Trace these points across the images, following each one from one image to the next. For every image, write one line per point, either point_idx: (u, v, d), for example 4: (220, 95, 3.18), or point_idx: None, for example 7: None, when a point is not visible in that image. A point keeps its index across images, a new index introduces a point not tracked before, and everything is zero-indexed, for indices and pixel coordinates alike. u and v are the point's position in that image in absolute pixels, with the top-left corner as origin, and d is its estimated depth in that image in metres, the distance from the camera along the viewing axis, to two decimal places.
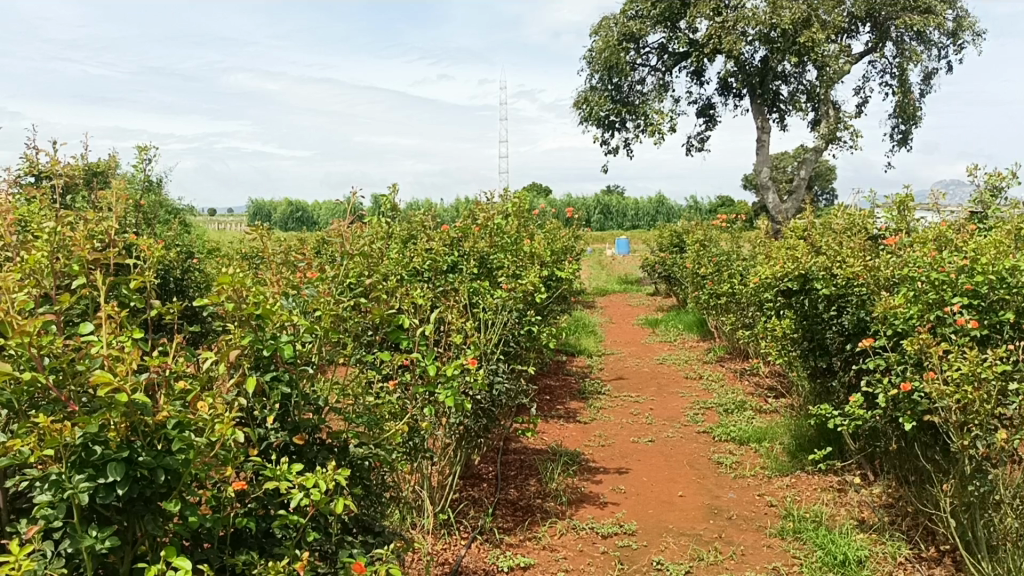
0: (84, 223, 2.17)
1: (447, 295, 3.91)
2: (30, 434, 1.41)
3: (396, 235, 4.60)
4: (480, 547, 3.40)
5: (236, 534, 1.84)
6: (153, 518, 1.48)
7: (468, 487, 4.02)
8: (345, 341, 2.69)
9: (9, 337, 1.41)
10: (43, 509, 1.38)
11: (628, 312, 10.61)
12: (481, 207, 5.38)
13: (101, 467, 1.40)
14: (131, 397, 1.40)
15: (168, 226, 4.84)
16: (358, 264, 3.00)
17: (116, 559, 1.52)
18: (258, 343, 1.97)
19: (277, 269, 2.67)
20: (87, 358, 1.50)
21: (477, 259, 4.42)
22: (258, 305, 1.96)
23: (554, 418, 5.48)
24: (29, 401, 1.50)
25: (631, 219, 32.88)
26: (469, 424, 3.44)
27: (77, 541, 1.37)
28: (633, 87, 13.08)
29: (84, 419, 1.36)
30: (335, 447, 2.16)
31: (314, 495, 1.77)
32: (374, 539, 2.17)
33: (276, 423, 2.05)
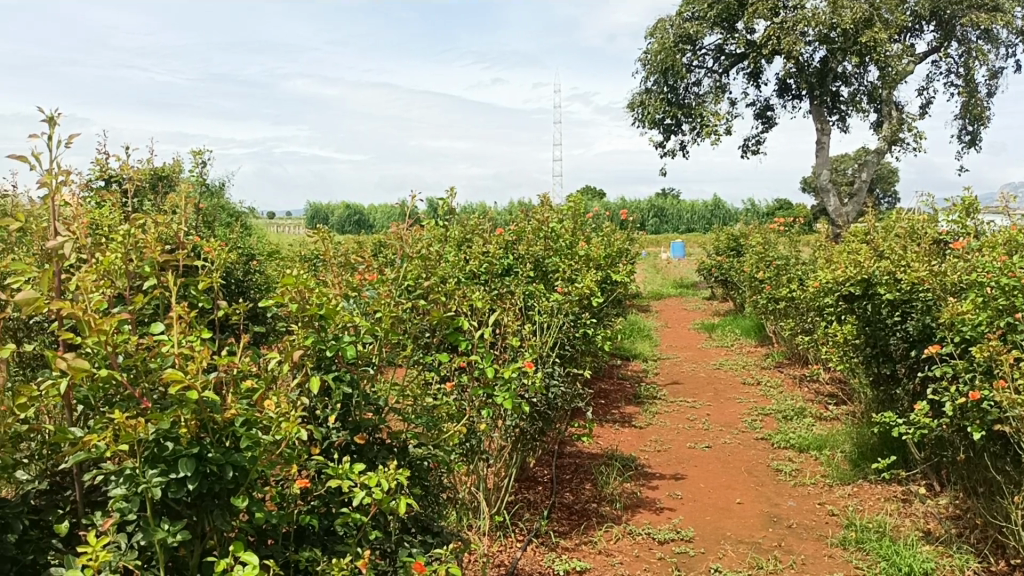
0: (155, 226, 2.23)
1: (503, 297, 3.92)
2: (106, 429, 1.45)
3: (452, 237, 4.63)
4: (536, 550, 3.40)
5: (299, 531, 1.87)
6: (222, 513, 1.51)
7: (523, 490, 4.02)
8: (405, 342, 2.72)
9: (87, 335, 1.46)
10: (117, 503, 1.42)
11: (683, 316, 10.50)
12: (537, 210, 5.38)
13: (172, 463, 1.43)
14: (201, 394, 1.43)
15: (229, 229, 4.95)
16: (416, 267, 3.03)
17: (185, 553, 1.55)
18: (321, 343, 1.99)
19: (336, 271, 2.70)
20: (159, 356, 1.54)
21: (533, 262, 4.42)
22: (321, 306, 1.99)
23: (609, 422, 5.45)
24: (104, 397, 1.55)
25: (687, 223, 32.56)
26: (525, 427, 3.46)
27: (150, 534, 1.41)
28: (689, 90, 12.95)
29: (157, 416, 1.40)
30: (395, 447, 2.19)
31: (376, 494, 1.78)
32: (433, 539, 2.19)
33: (337, 422, 2.08)
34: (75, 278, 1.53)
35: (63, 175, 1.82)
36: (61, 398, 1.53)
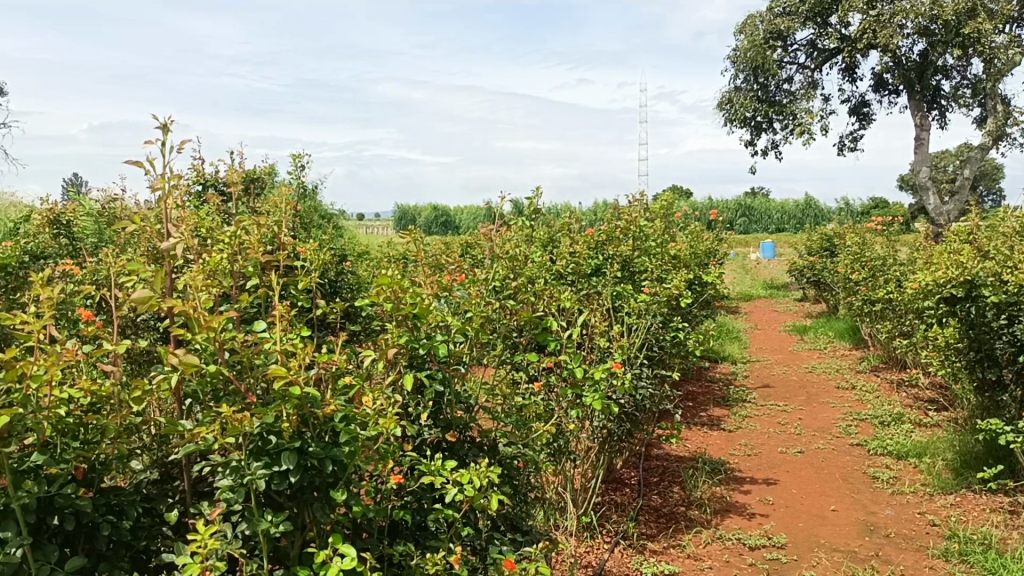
0: (257, 228, 2.32)
1: (591, 298, 3.92)
2: (214, 422, 1.51)
3: (539, 238, 4.65)
4: (624, 551, 3.39)
5: (392, 526, 1.91)
6: (321, 506, 1.56)
7: (610, 492, 4.00)
8: (495, 341, 2.75)
9: (197, 332, 1.53)
10: (224, 493, 1.48)
11: (774, 318, 10.25)
12: (624, 210, 5.35)
13: (275, 456, 1.48)
14: (303, 390, 1.48)
15: (322, 230, 5.09)
16: (505, 268, 3.06)
17: (286, 543, 1.60)
18: (414, 342, 2.03)
19: (427, 271, 2.75)
20: (263, 353, 1.60)
21: (620, 263, 4.40)
22: (415, 305, 2.03)
23: (698, 425, 5.38)
24: (212, 392, 1.61)
25: (777, 223, 31.82)
26: (613, 428, 3.44)
27: (254, 524, 1.46)
28: (780, 87, 12.66)
29: (262, 410, 1.46)
30: (485, 446, 2.21)
31: (468, 492, 1.81)
32: (522, 537, 2.20)
33: (429, 420, 2.12)
34: (186, 277, 1.61)
35: (175, 180, 1.91)
36: (172, 391, 1.60)
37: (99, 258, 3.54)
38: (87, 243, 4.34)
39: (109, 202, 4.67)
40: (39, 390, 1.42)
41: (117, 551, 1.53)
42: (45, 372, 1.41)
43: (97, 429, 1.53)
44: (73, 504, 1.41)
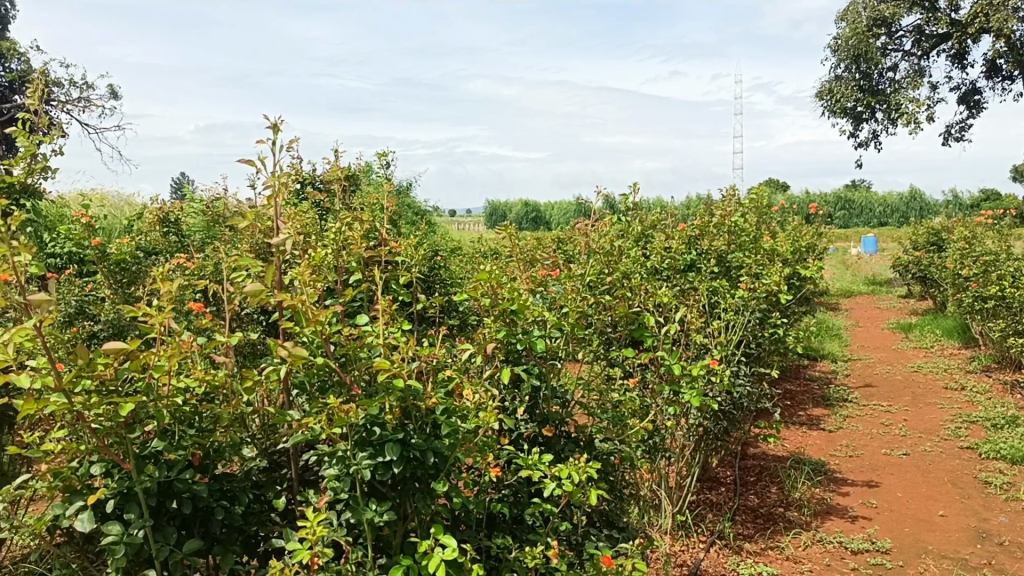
0: (358, 223, 2.37)
1: (686, 294, 3.87)
2: (321, 413, 1.56)
3: (633, 232, 4.61)
4: (720, 552, 3.33)
5: (490, 518, 1.92)
6: (423, 497, 1.59)
7: (706, 490, 3.94)
8: (590, 337, 2.75)
9: (305, 326, 1.58)
10: (330, 482, 1.53)
11: (876, 315, 9.89)
12: (719, 205, 5.25)
13: (380, 447, 1.52)
14: (406, 382, 1.51)
15: (416, 226, 5.17)
16: (600, 264, 3.06)
17: (389, 532, 1.64)
18: (512, 337, 2.05)
19: (522, 265, 2.76)
20: (366, 346, 1.64)
21: (717, 258, 4.32)
22: (512, 300, 2.06)
23: (796, 424, 5.25)
24: (318, 384, 1.67)
25: (879, 216, 30.71)
26: (709, 426, 3.37)
27: (359, 512, 1.50)
28: (884, 75, 12.19)
29: (367, 402, 1.50)
30: (581, 441, 2.20)
31: (566, 487, 1.80)
32: (619, 534, 2.19)
33: (525, 414, 2.14)
34: (294, 272, 1.66)
35: (285, 178, 1.98)
36: (281, 382, 1.66)
37: (206, 253, 3.68)
38: (195, 239, 4.53)
39: (214, 200, 4.85)
40: (159, 379, 1.49)
41: (230, 535, 1.59)
42: (165, 363, 1.48)
43: (211, 417, 1.60)
44: (190, 489, 1.48)
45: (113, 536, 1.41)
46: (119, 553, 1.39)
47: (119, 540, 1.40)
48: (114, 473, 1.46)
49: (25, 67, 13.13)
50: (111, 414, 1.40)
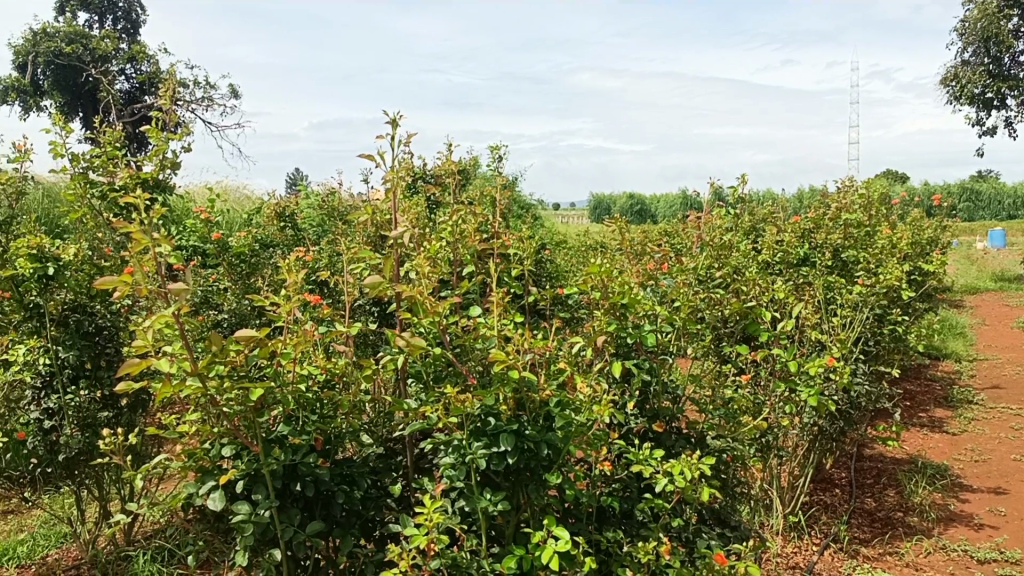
0: (468, 217, 2.41)
1: (801, 289, 3.76)
2: (437, 402, 1.59)
3: (744, 226, 4.52)
4: (835, 555, 3.23)
5: (600, 512, 1.92)
6: (536, 487, 1.60)
7: (819, 492, 3.84)
8: (702, 333, 2.70)
9: (422, 317, 1.62)
10: (446, 470, 1.56)
11: (1006, 313, 9.35)
12: (835, 197, 5.08)
13: (494, 437, 1.54)
14: (520, 373, 1.52)
15: (523, 219, 5.20)
16: (711, 257, 3.01)
17: (502, 522, 1.66)
18: (623, 331, 2.04)
19: (631, 258, 2.75)
20: (481, 338, 1.67)
21: (832, 252, 4.16)
22: (624, 295, 2.02)
23: (916, 426, 5.03)
24: (434, 373, 1.71)
25: (1008, 209, 29.00)
26: (825, 426, 3.27)
27: (474, 501, 1.52)
28: (1016, 59, 11.50)
29: (482, 393, 1.52)
30: (693, 438, 2.17)
31: (679, 483, 1.78)
32: (731, 533, 2.14)
33: (636, 409, 2.13)
34: (412, 265, 1.71)
35: (401, 171, 2.03)
36: (398, 371, 1.71)
37: (322, 246, 3.81)
38: (311, 232, 4.70)
39: (329, 195, 5.03)
40: (285, 366, 1.56)
41: (349, 519, 1.64)
42: (291, 350, 1.55)
43: (332, 405, 1.66)
44: (313, 472, 1.53)
45: (242, 514, 1.47)
46: (247, 531, 1.46)
47: (247, 519, 1.47)
48: (243, 454, 1.53)
49: (152, 69, 13.83)
50: (241, 398, 1.47)
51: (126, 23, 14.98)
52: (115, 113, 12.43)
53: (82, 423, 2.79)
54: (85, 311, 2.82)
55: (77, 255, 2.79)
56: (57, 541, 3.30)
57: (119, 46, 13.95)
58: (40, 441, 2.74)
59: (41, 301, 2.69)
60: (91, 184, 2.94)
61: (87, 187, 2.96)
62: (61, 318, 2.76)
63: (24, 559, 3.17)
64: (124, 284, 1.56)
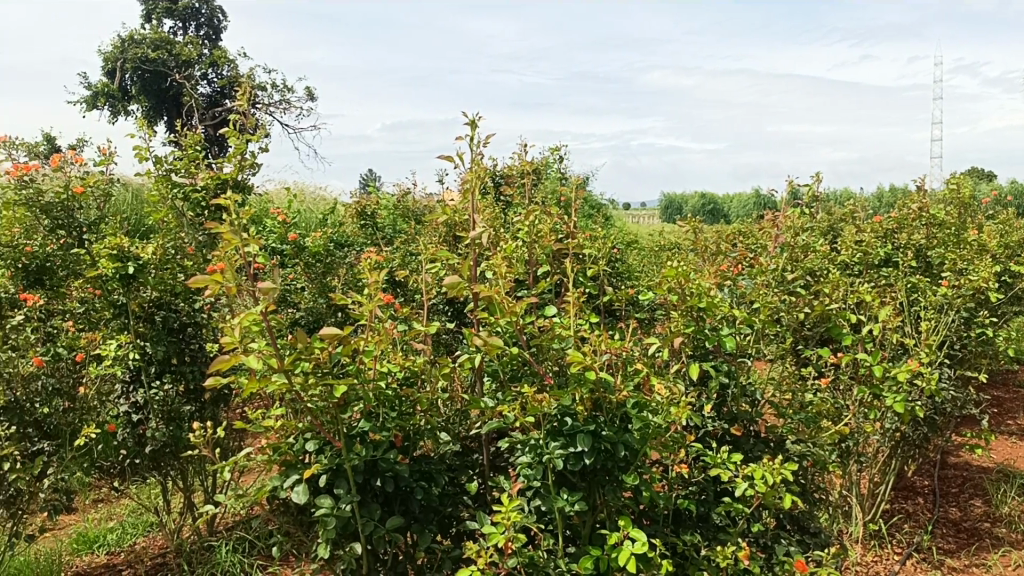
0: (544, 219, 2.43)
1: (883, 291, 3.66)
2: (514, 402, 1.61)
3: (822, 226, 4.43)
4: (917, 565, 3.14)
5: (676, 514, 1.91)
6: (613, 488, 1.60)
7: (901, 500, 3.73)
8: (781, 335, 2.66)
9: (500, 317, 1.64)
10: (523, 470, 1.57)
11: None
12: (918, 195, 4.93)
13: (571, 438, 1.54)
14: (598, 374, 1.52)
15: (596, 219, 5.19)
16: (789, 258, 2.96)
17: (578, 522, 1.66)
18: (700, 332, 2.02)
19: (707, 259, 2.73)
20: (559, 338, 1.68)
21: (916, 252, 4.04)
22: (703, 297, 2.01)
23: (1005, 434, 4.84)
24: (511, 373, 1.72)
25: None
26: (907, 431, 3.15)
27: (552, 500, 1.53)
28: None
29: (559, 393, 1.53)
30: (772, 442, 2.13)
31: (759, 488, 1.75)
32: (811, 540, 2.10)
33: (713, 411, 2.11)
34: (490, 265, 1.73)
35: (479, 173, 2.06)
36: (475, 371, 1.73)
37: (398, 246, 3.87)
38: (387, 233, 4.79)
39: (404, 196, 5.11)
40: (366, 364, 1.60)
41: (427, 515, 1.66)
42: (372, 348, 1.59)
43: (411, 402, 1.69)
44: (392, 468, 1.56)
45: (324, 508, 1.50)
46: (330, 524, 1.49)
47: (330, 513, 1.50)
48: (325, 449, 1.56)
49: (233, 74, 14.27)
50: (325, 394, 1.51)
51: (209, 30, 15.50)
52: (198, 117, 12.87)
53: (166, 416, 2.88)
54: (170, 308, 2.93)
55: (158, 254, 2.88)
56: (143, 530, 3.43)
57: (202, 52, 14.43)
58: (129, 433, 2.84)
59: (126, 299, 2.79)
60: (175, 186, 3.06)
61: (169, 188, 3.06)
62: (147, 316, 2.87)
63: (113, 546, 3.31)
64: (215, 282, 1.61)
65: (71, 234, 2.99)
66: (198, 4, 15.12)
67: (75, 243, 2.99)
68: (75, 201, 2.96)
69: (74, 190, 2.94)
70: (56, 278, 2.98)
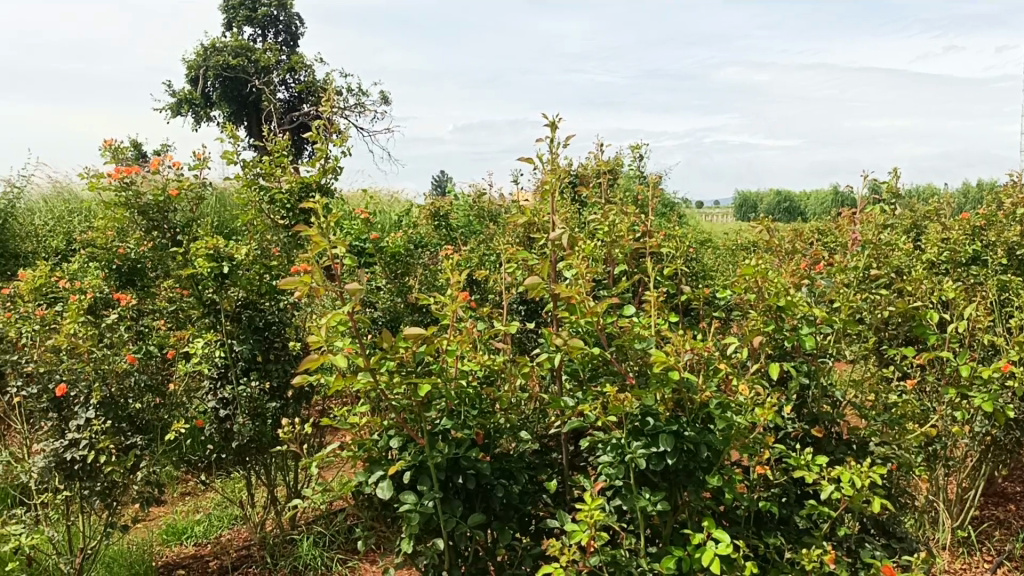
0: (621, 218, 2.43)
1: (972, 290, 3.54)
2: (596, 401, 1.62)
3: (906, 222, 4.31)
4: (1009, 574, 3.03)
5: (758, 517, 1.89)
6: (695, 488, 1.59)
7: (991, 506, 3.61)
8: (865, 334, 2.60)
9: (581, 317, 1.65)
10: (605, 469, 1.57)
11: None
12: (1010, 190, 4.74)
13: (653, 438, 1.54)
14: (681, 374, 1.52)
15: (671, 217, 5.15)
16: (873, 255, 2.89)
17: (659, 522, 1.66)
18: (780, 332, 1.99)
19: (787, 258, 2.69)
20: (640, 338, 1.68)
21: (1007, 250, 3.89)
22: (784, 297, 1.98)
23: None
24: (591, 372, 1.74)
25: None
26: (999, 435, 2.96)
27: (634, 500, 1.53)
28: None
29: (641, 392, 1.53)
30: (855, 444, 2.08)
31: (846, 491, 1.71)
32: (898, 544, 2.05)
33: (795, 413, 2.08)
34: (569, 265, 1.74)
35: (556, 173, 2.07)
36: (554, 370, 1.74)
37: (473, 246, 3.92)
38: (462, 233, 4.84)
39: (478, 196, 5.16)
40: (449, 362, 1.63)
41: (507, 512, 1.68)
42: (454, 348, 1.62)
43: (492, 401, 1.71)
44: (474, 466, 1.58)
45: (408, 504, 1.54)
46: (413, 520, 1.52)
47: (413, 508, 1.54)
48: (409, 447, 1.60)
49: (310, 78, 14.58)
50: (409, 393, 1.54)
51: (286, 36, 15.87)
52: (277, 122, 13.18)
53: (252, 412, 2.96)
54: (256, 307, 3.02)
55: (251, 255, 2.98)
56: (229, 522, 3.53)
57: (280, 58, 14.79)
58: (215, 428, 2.94)
59: (218, 299, 2.90)
60: (261, 189, 3.17)
61: (256, 192, 3.19)
62: (235, 315, 2.96)
63: (200, 538, 3.42)
64: (304, 284, 1.66)
65: (166, 235, 3.04)
66: (277, 11, 15.50)
67: (167, 244, 3.04)
68: (170, 203, 3.03)
69: (170, 192, 3.01)
70: (145, 279, 3.23)
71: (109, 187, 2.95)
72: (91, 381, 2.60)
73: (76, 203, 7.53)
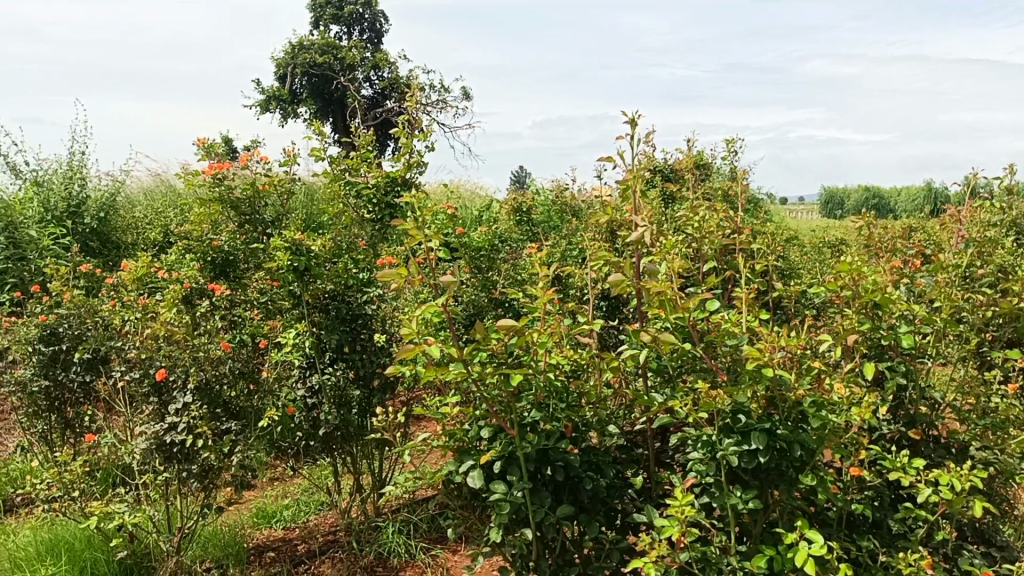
0: (709, 214, 2.40)
1: None
2: (686, 397, 1.61)
3: (1010, 219, 4.13)
4: None
5: (849, 519, 1.85)
6: (788, 487, 1.56)
7: None
8: (965, 336, 2.51)
9: (671, 313, 1.65)
10: (695, 465, 1.58)
11: None
12: None
13: (745, 435, 1.53)
14: (775, 372, 1.50)
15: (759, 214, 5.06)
16: (974, 254, 2.78)
17: (749, 520, 1.64)
18: (876, 331, 1.94)
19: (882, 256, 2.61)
20: (732, 334, 1.66)
21: None
22: (881, 295, 1.92)
23: None
24: (680, 368, 1.73)
25: None
26: None
27: (725, 496, 1.52)
28: None
29: (734, 388, 1.52)
30: (953, 448, 2.06)
31: (945, 495, 1.66)
32: (998, 552, 1.98)
33: (889, 414, 2.03)
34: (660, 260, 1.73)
35: (644, 170, 2.06)
36: (642, 365, 1.74)
37: (557, 241, 3.93)
38: (544, 229, 4.86)
39: (561, 192, 5.16)
40: (540, 355, 1.65)
41: (595, 505, 1.69)
42: (545, 341, 1.63)
43: (580, 395, 1.74)
44: (563, 458, 1.60)
45: (499, 493, 1.56)
46: (504, 509, 1.55)
47: (504, 497, 1.56)
48: (500, 437, 1.62)
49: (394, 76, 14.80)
50: (501, 383, 1.57)
51: (371, 35, 16.15)
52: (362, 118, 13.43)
53: (338, 401, 3.06)
54: (344, 299, 3.09)
55: (332, 248, 3.06)
56: (316, 508, 3.64)
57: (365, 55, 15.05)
58: (305, 416, 3.05)
59: (303, 291, 2.97)
60: (347, 184, 3.21)
61: (342, 186, 3.23)
62: (322, 306, 3.03)
63: (289, 522, 3.54)
64: (400, 275, 1.70)
65: (257, 229, 3.18)
66: (363, 10, 15.79)
67: (257, 237, 3.18)
68: (259, 197, 3.13)
69: (260, 187, 3.09)
70: (239, 270, 3.22)
71: (203, 184, 3.01)
72: (188, 366, 2.70)
73: (172, 199, 7.80)
